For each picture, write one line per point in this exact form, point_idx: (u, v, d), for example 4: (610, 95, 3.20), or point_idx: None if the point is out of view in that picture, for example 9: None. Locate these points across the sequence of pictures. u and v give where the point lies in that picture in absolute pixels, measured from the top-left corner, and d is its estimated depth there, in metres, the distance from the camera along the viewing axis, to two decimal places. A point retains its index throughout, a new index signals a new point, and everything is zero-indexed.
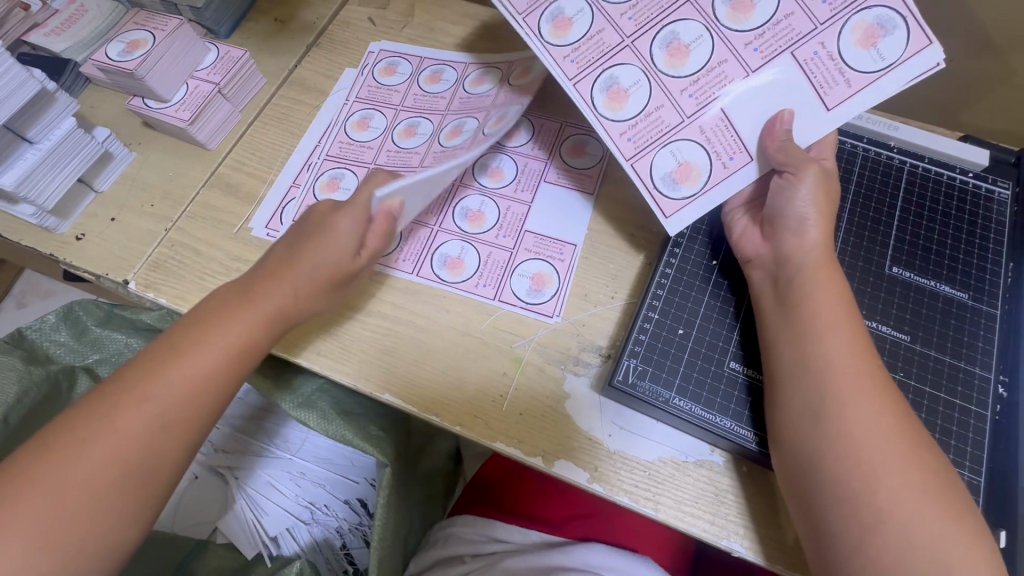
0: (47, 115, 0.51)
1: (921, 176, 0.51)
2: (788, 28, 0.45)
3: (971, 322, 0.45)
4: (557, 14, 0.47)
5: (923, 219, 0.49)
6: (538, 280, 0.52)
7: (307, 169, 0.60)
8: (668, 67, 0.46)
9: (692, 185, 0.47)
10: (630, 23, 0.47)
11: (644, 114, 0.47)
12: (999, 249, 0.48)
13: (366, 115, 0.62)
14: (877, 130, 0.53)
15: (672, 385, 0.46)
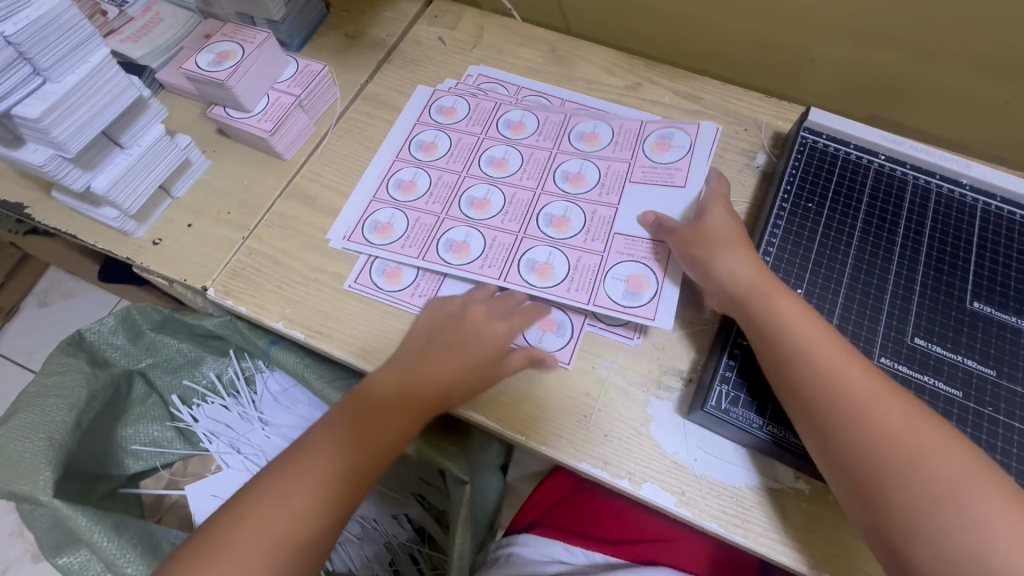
0: (139, 121, 0.52)
1: (995, 214, 0.52)
2: (615, 172, 0.58)
3: None
4: (451, 244, 0.55)
5: (1000, 256, 0.50)
6: (635, 283, 0.52)
7: (388, 181, 0.60)
8: (562, 234, 0.55)
9: (647, 289, 0.51)
10: (512, 224, 0.56)
11: (572, 270, 0.53)
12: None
13: (421, 140, 0.63)
14: (950, 168, 0.54)
15: (766, 411, 0.45)
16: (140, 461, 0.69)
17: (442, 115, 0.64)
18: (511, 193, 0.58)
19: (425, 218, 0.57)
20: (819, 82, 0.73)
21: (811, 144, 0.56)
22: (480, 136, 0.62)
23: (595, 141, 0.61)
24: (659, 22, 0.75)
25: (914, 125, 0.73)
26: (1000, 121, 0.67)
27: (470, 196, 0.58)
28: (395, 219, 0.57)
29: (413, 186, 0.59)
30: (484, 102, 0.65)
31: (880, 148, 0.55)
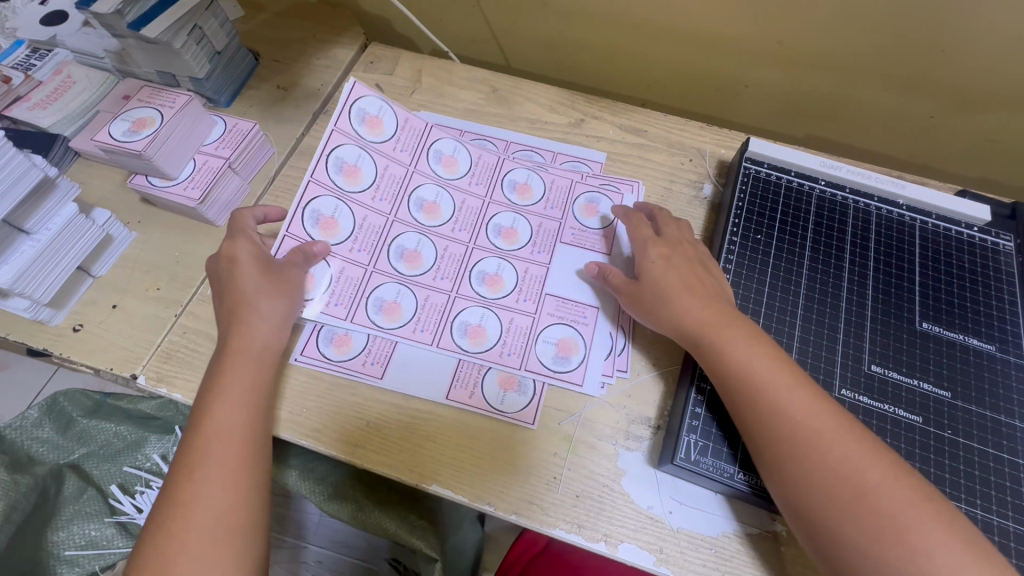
0: (47, 204, 0.48)
1: (932, 233, 0.54)
2: (546, 229, 0.57)
3: (1003, 372, 0.47)
4: (382, 304, 0.52)
5: (941, 275, 0.51)
6: (563, 346, 0.51)
7: (302, 213, 0.52)
8: (495, 293, 0.53)
9: (576, 353, 0.51)
10: (444, 282, 0.53)
11: (504, 332, 0.51)
12: (1006, 297, 0.50)
13: (340, 162, 0.54)
14: (888, 190, 0.55)
15: (735, 458, 0.44)
16: (76, 567, 0.65)
17: (367, 132, 0.56)
18: (444, 247, 0.55)
19: (351, 271, 0.52)
20: (756, 105, 0.74)
21: (754, 174, 0.57)
22: (411, 171, 0.57)
23: (528, 193, 0.59)
24: (598, 56, 0.75)
25: (850, 140, 0.75)
26: (929, 132, 0.69)
27: (400, 246, 0.54)
28: (316, 269, 0.51)
29: (333, 225, 0.52)
30: (414, 129, 0.58)
31: (819, 174, 0.56)
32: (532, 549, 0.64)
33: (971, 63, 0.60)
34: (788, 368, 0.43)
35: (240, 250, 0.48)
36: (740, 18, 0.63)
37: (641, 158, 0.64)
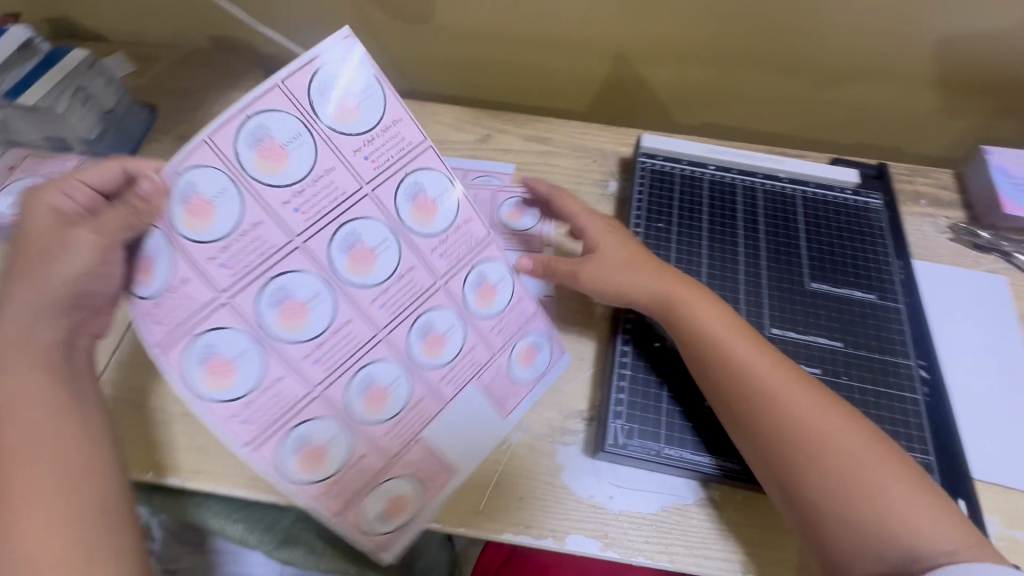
0: None
1: (813, 200, 0.59)
2: (472, 358, 0.49)
3: (886, 319, 0.52)
4: (210, 357, 0.39)
5: (824, 239, 0.56)
6: (395, 505, 0.45)
7: (173, 180, 0.37)
8: (369, 414, 0.44)
9: (400, 518, 0.45)
10: (315, 369, 0.42)
11: (346, 467, 0.44)
12: (885, 252, 0.56)
13: (259, 133, 0.39)
14: (769, 166, 0.60)
15: (660, 436, 0.47)
16: None
17: (331, 114, 0.42)
18: (341, 321, 0.43)
19: (191, 288, 0.38)
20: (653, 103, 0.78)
21: (651, 167, 0.61)
22: (376, 198, 0.44)
23: (493, 302, 0.50)
24: (500, 74, 0.77)
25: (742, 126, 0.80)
26: (805, 110, 0.74)
27: (284, 286, 0.41)
28: (159, 259, 0.37)
29: (207, 212, 0.38)
30: (383, 133, 0.44)
31: (708, 160, 0.61)
32: (497, 560, 0.66)
33: (830, 43, 0.66)
34: (738, 324, 0.46)
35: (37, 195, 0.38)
36: (624, 19, 0.67)
37: (550, 165, 0.67)
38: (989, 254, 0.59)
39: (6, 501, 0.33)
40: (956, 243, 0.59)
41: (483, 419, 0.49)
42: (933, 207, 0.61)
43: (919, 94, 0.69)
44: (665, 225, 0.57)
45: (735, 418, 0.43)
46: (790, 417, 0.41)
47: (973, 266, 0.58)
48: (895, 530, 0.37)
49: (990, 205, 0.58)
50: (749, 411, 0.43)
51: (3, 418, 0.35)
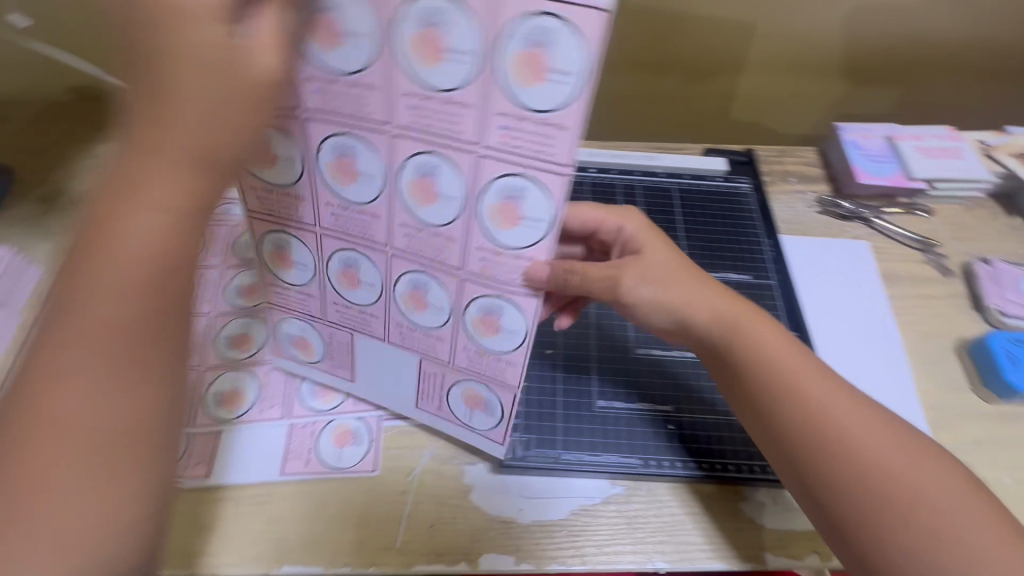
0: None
1: (691, 193, 0.74)
2: (502, 368, 0.49)
3: (744, 286, 0.67)
4: (340, 154, 0.42)
5: (701, 225, 0.72)
6: (349, 279, 0.50)
7: (410, 7, 0.34)
8: (410, 308, 0.49)
9: (353, 291, 0.51)
10: (396, 242, 0.45)
11: (376, 289, 0.49)
12: (756, 231, 0.72)
13: (414, 26, 0.34)
14: (654, 165, 0.75)
15: (555, 435, 0.59)
16: None
17: (410, 50, 0.35)
18: (403, 241, 0.44)
19: (371, 95, 0.38)
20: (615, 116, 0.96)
21: None
22: (493, 150, 0.37)
23: (502, 336, 0.47)
24: None
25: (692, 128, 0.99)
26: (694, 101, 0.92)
27: (342, 151, 0.42)
28: (355, 26, 0.35)
29: (434, 46, 0.34)
30: (517, 128, 0.36)
31: (612, 165, 0.75)
32: None
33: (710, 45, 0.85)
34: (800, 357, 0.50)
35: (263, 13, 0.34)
36: None
37: None
38: (850, 221, 0.79)
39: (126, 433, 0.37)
40: (825, 214, 0.79)
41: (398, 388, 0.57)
42: (800, 183, 0.82)
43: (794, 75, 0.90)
44: None
45: (808, 461, 0.47)
46: (847, 438, 0.46)
47: (837, 232, 0.77)
48: (937, 524, 0.43)
49: (850, 180, 0.79)
50: (819, 452, 0.47)
51: (59, 367, 0.33)
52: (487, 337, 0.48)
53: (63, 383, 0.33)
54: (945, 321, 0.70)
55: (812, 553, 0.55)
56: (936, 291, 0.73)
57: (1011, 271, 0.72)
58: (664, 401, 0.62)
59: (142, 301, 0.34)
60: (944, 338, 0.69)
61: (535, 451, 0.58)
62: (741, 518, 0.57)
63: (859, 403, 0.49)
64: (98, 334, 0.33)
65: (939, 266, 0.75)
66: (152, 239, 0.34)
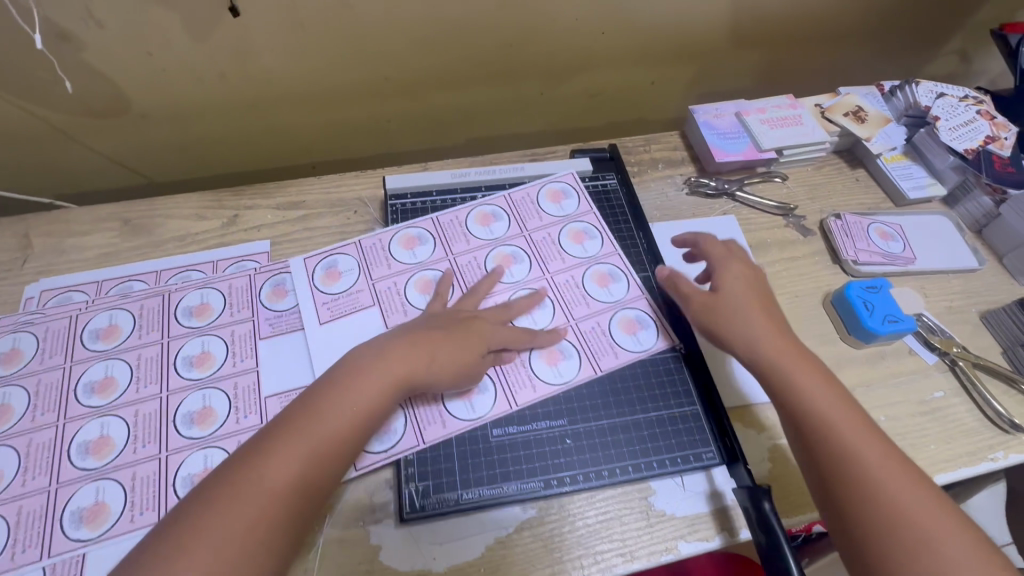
0: None
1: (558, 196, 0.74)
2: (441, 420, 0.56)
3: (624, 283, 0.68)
4: (330, 268, 0.68)
5: None
6: (422, 285, 0.66)
7: (562, 184, 0.73)
8: (417, 283, 0.66)
9: (420, 289, 0.66)
10: (440, 250, 0.68)
11: (385, 293, 0.66)
12: (629, 226, 0.72)
13: (574, 225, 0.70)
14: (514, 176, 0.74)
15: (455, 485, 0.54)
16: None
17: (548, 199, 0.72)
18: (461, 259, 0.67)
19: (547, 249, 0.68)
20: (488, 126, 0.96)
21: (401, 206, 0.72)
22: (580, 330, 0.61)
23: (465, 405, 0.56)
24: (255, 143, 0.86)
25: (566, 126, 1.00)
26: (558, 97, 0.94)
27: (486, 211, 0.71)
28: (556, 187, 0.73)
29: (557, 198, 0.72)
30: (600, 336, 0.61)
31: (479, 184, 0.74)
32: None
33: (567, 48, 0.86)
34: (834, 390, 0.52)
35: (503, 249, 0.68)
36: (434, 85, 0.86)
37: (336, 186, 0.78)
38: (716, 198, 0.82)
39: (243, 485, 0.43)
40: (693, 195, 0.82)
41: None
42: (667, 168, 0.85)
43: (647, 65, 0.93)
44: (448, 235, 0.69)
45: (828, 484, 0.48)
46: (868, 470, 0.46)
47: (706, 211, 0.81)
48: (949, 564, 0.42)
49: (710, 159, 0.83)
50: (840, 479, 0.47)
51: (315, 416, 0.47)
52: (453, 396, 0.57)
53: (218, 512, 0.41)
54: (811, 279, 0.75)
55: (721, 532, 0.54)
56: (799, 251, 0.77)
57: (858, 221, 0.78)
58: (559, 414, 0.57)
59: (328, 446, 0.46)
60: (813, 295, 0.73)
61: (434, 498, 0.53)
62: (651, 513, 0.55)
63: (887, 443, 0.48)
64: (274, 491, 0.43)
65: (799, 227, 0.80)
66: (369, 410, 0.49)
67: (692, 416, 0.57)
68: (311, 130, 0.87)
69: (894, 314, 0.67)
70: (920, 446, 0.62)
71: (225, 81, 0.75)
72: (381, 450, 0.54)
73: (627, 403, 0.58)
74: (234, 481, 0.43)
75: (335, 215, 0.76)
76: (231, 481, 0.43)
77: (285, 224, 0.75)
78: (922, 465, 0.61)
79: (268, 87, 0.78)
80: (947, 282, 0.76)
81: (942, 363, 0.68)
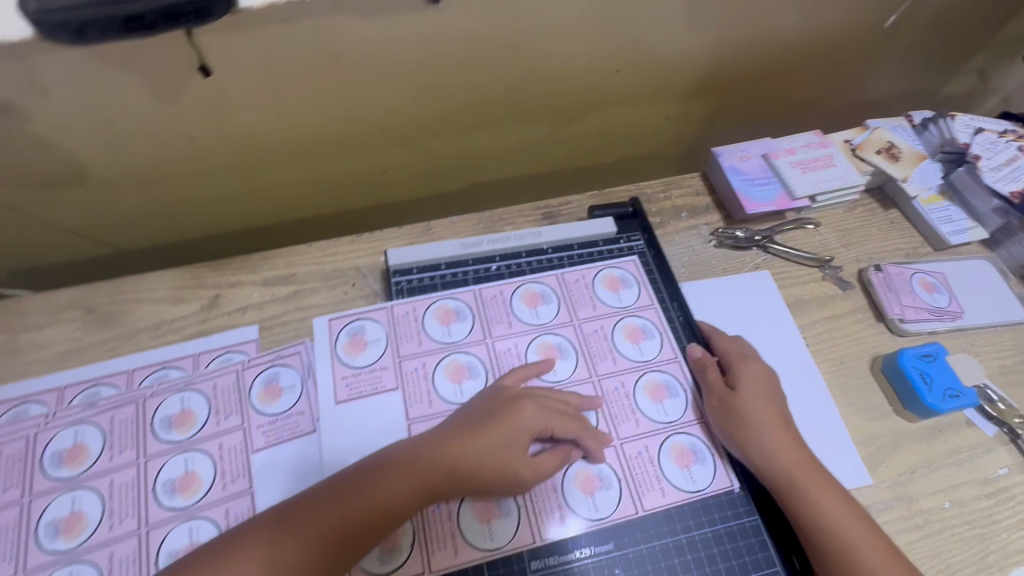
0: None
1: (580, 261, 0.66)
2: (452, 540, 0.49)
3: None
4: (353, 337, 0.59)
5: None
6: (455, 372, 0.58)
7: (623, 272, 0.66)
8: (450, 365, 0.58)
9: (452, 380, 0.57)
10: (479, 330, 0.60)
11: (411, 376, 0.58)
12: (662, 297, 0.65)
13: (631, 320, 0.62)
14: (530, 242, 0.66)
15: None
16: None
17: (605, 286, 0.64)
18: (501, 343, 0.60)
19: (598, 345, 0.60)
20: (491, 170, 0.88)
21: (405, 283, 0.63)
22: (625, 452, 0.54)
23: (484, 527, 0.50)
24: (234, 204, 0.77)
25: (574, 165, 0.93)
26: (566, 137, 0.87)
27: (535, 287, 0.63)
28: (616, 273, 0.65)
29: (615, 284, 0.64)
30: (647, 465, 0.54)
31: (493, 253, 0.65)
32: None
33: (576, 87, 0.78)
34: (845, 500, 0.50)
35: (550, 339, 0.60)
36: (431, 133, 0.78)
37: (329, 255, 0.70)
38: (746, 249, 0.76)
39: (238, 561, 0.42)
40: (721, 246, 0.76)
41: (382, 440, 0.54)
42: (691, 217, 0.78)
43: (661, 99, 0.86)
44: (483, 308, 0.62)
45: None
46: None
47: (736, 266, 0.74)
48: None
49: (738, 208, 0.76)
50: None
51: (330, 502, 0.45)
52: (471, 518, 0.50)
53: None
54: (856, 341, 0.69)
55: None
56: (840, 309, 0.71)
57: (900, 273, 0.73)
58: (605, 539, 0.50)
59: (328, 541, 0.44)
60: (859, 360, 0.67)
61: None
62: None
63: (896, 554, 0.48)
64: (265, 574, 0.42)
65: (837, 280, 0.74)
66: (389, 503, 0.46)
67: (752, 529, 0.51)
68: (297, 186, 0.78)
69: (956, 388, 0.62)
70: (990, 536, 0.57)
71: (196, 142, 0.66)
72: (385, 571, 0.47)
73: (679, 518, 0.51)
74: (231, 557, 0.42)
75: (330, 290, 0.68)
76: (230, 556, 0.42)
77: (274, 304, 0.66)
78: (994, 559, 0.56)
79: (246, 146, 0.69)
80: (997, 337, 0.70)
81: (1002, 434, 0.63)
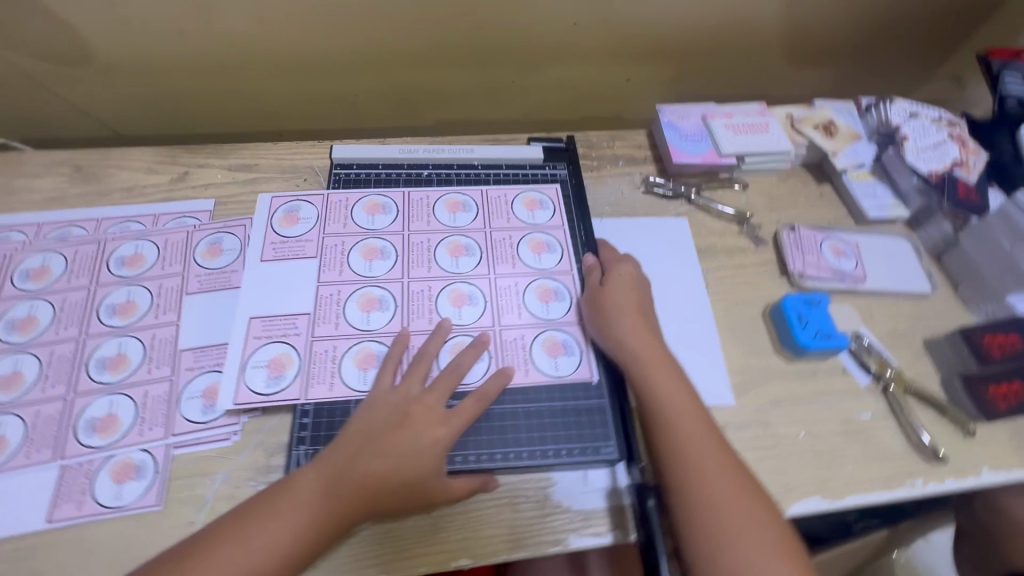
0: None
1: (504, 180, 0.74)
2: (327, 377, 0.58)
3: None
4: (291, 213, 0.68)
5: None
6: (368, 253, 0.66)
7: (545, 197, 0.72)
8: (366, 248, 0.66)
9: (367, 260, 0.65)
10: (399, 224, 0.68)
11: (332, 251, 0.66)
12: (572, 219, 0.71)
13: (538, 235, 0.69)
14: (461, 157, 0.74)
15: None
16: None
17: (523, 206, 0.71)
18: (415, 236, 0.67)
19: (502, 248, 0.67)
20: (456, 109, 0.96)
21: (345, 175, 0.72)
22: (501, 337, 0.61)
23: (360, 373, 0.58)
24: (220, 106, 0.87)
25: (537, 117, 1.00)
26: (529, 87, 0.94)
27: (460, 198, 0.71)
28: (537, 198, 0.72)
29: (532, 205, 0.71)
30: (518, 349, 0.60)
31: (427, 161, 0.74)
32: None
33: (536, 35, 0.85)
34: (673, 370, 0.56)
35: (460, 240, 0.67)
36: (401, 64, 0.86)
37: (289, 153, 0.79)
38: (672, 199, 0.81)
39: None
40: (649, 194, 0.81)
41: (292, 293, 0.62)
42: (627, 165, 0.83)
43: (621, 61, 0.92)
44: (407, 207, 0.69)
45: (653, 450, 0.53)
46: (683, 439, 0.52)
47: (659, 211, 0.79)
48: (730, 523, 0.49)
49: (669, 160, 0.81)
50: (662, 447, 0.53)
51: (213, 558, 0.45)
52: (352, 364, 0.58)
53: None
54: (755, 289, 0.73)
55: (614, 529, 0.54)
56: (748, 260, 0.76)
57: (812, 237, 0.77)
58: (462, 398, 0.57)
59: None
60: (753, 305, 0.72)
61: None
62: (547, 504, 0.54)
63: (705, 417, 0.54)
64: None
65: (753, 236, 0.78)
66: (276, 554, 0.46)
67: (597, 409, 0.58)
68: (276, 97, 0.87)
69: (826, 331, 0.66)
70: (837, 465, 0.61)
71: (186, 37, 0.76)
72: (266, 391, 0.56)
73: (539, 392, 0.58)
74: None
75: (284, 180, 0.76)
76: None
77: (233, 185, 0.75)
78: (835, 484, 0.60)
79: (231, 49, 0.78)
80: (895, 306, 0.74)
81: (874, 385, 0.67)
